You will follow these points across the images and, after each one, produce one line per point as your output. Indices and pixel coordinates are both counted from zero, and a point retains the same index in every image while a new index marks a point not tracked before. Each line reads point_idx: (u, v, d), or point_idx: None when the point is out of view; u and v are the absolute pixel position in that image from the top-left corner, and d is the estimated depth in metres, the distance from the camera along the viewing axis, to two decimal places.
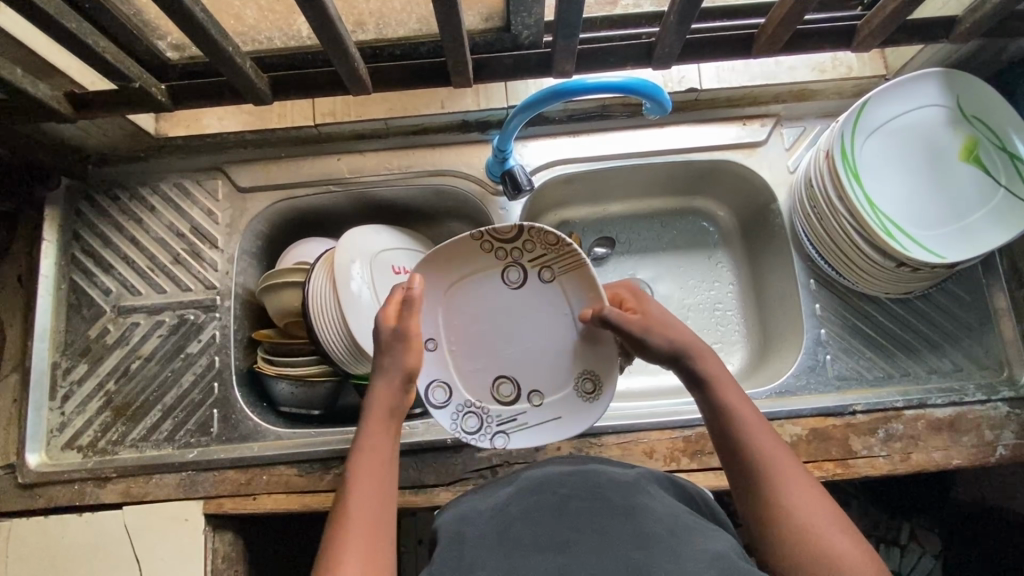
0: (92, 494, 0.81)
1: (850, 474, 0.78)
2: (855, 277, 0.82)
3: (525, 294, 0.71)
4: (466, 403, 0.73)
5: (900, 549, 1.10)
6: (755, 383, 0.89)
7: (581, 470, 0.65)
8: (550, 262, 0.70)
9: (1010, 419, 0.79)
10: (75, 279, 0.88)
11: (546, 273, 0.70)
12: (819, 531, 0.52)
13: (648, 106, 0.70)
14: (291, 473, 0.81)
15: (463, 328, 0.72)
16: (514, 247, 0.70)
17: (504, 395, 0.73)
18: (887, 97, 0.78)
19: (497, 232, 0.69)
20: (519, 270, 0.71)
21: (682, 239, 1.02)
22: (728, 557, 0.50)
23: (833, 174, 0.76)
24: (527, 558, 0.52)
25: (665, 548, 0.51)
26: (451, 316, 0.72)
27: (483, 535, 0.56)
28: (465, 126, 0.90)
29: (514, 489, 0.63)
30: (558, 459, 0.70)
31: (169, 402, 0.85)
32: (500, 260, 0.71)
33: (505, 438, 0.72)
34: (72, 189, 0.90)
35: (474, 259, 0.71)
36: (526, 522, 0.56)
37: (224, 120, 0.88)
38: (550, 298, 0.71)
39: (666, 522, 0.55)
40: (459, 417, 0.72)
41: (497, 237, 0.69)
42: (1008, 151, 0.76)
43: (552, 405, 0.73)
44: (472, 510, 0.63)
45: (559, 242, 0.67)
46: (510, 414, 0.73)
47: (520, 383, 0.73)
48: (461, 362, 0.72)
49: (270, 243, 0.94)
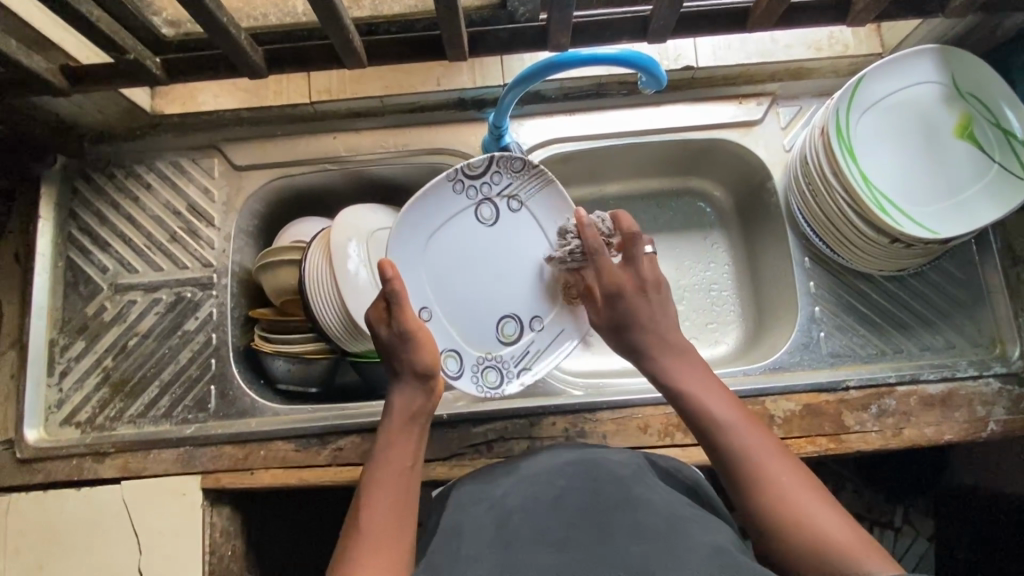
0: (89, 470, 0.82)
1: (843, 449, 0.78)
2: (850, 255, 0.82)
3: (500, 223, 0.80)
4: (480, 360, 0.80)
5: (895, 533, 1.14)
6: (751, 359, 0.89)
7: (580, 458, 0.65)
8: (514, 190, 0.80)
9: (1001, 395, 0.80)
10: (71, 257, 0.88)
11: (513, 202, 0.80)
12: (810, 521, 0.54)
13: (643, 80, 0.70)
14: (288, 448, 0.82)
15: (450, 277, 0.79)
16: (481, 183, 0.79)
17: (508, 334, 0.81)
18: (882, 73, 0.78)
19: (466, 171, 0.77)
20: (491, 206, 0.79)
21: (679, 220, 1.02)
22: (727, 553, 0.50)
23: (827, 150, 0.76)
24: (525, 549, 0.53)
25: (665, 542, 0.51)
26: (441, 273, 0.79)
27: (481, 527, 0.57)
28: (462, 105, 0.90)
29: (513, 480, 0.64)
30: (555, 447, 0.70)
31: (167, 378, 0.85)
32: (471, 198, 0.79)
33: (529, 370, 0.81)
34: (68, 167, 0.90)
35: (447, 203, 0.77)
36: (525, 515, 0.57)
37: (220, 97, 0.88)
38: (522, 224, 0.81)
39: (664, 515, 0.55)
40: (478, 376, 0.80)
41: (468, 175, 0.77)
42: (1003, 128, 0.77)
43: (551, 325, 0.82)
44: (470, 499, 0.63)
45: (522, 166, 0.79)
46: (521, 351, 0.81)
47: (521, 318, 0.81)
48: (460, 318, 0.79)
49: (267, 222, 0.95)
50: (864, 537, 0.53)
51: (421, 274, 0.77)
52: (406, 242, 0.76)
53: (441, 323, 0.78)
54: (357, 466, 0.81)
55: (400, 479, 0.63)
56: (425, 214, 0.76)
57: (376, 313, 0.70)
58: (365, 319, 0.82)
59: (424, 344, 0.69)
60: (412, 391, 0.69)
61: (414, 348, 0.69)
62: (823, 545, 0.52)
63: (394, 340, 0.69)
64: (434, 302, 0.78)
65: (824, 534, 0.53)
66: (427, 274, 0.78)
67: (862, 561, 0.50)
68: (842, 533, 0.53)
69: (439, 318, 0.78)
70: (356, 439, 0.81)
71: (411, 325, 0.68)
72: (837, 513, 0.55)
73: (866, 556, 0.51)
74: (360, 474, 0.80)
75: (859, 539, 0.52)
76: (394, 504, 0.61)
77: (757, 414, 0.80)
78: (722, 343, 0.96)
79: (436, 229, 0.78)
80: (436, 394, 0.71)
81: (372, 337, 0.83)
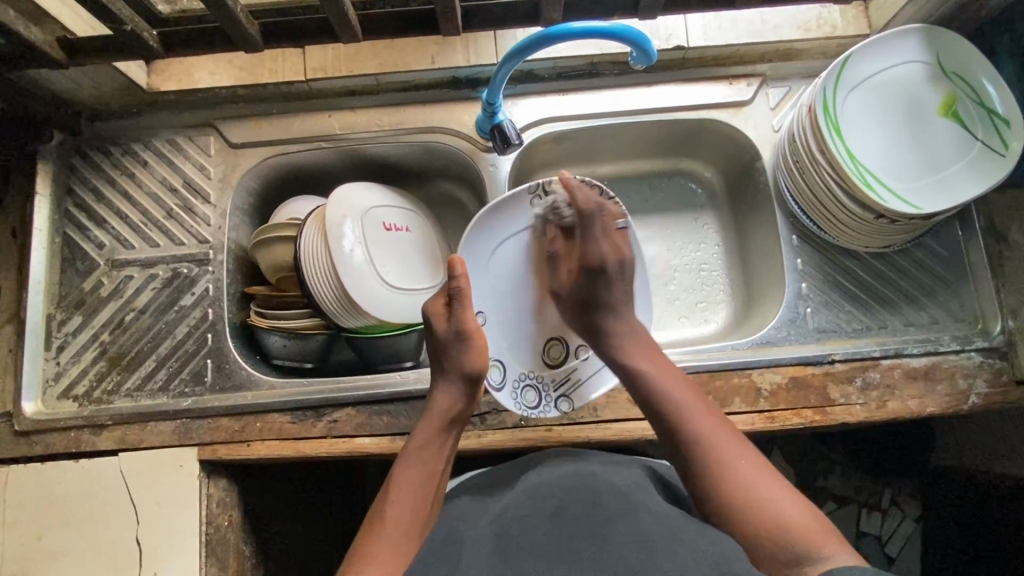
0: (88, 442, 0.83)
1: (828, 421, 0.80)
2: (837, 231, 0.84)
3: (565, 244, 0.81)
4: (522, 378, 0.82)
5: (882, 513, 1.15)
6: (743, 334, 0.91)
7: (577, 471, 0.67)
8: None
9: (982, 368, 0.82)
10: (68, 233, 0.89)
11: None
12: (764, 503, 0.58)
13: (635, 55, 0.72)
14: (284, 420, 0.83)
15: (508, 291, 0.81)
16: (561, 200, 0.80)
17: (554, 357, 0.83)
18: (868, 53, 0.80)
19: (547, 185, 0.78)
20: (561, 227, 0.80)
21: (671, 201, 1.03)
22: (726, 562, 0.51)
23: (815, 128, 0.78)
24: (523, 560, 0.54)
25: (664, 548, 0.53)
26: (500, 281, 0.81)
27: (479, 539, 0.58)
28: (455, 83, 0.91)
29: (511, 496, 0.66)
30: (552, 459, 0.72)
31: (164, 352, 0.86)
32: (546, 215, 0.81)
33: (567, 400, 0.81)
34: (65, 144, 0.91)
35: (518, 216, 0.80)
36: (522, 527, 0.58)
37: (216, 75, 0.89)
38: None
39: (661, 521, 0.57)
40: (519, 394, 0.81)
41: (548, 189, 0.79)
42: (986, 106, 0.79)
43: (599, 356, 0.82)
44: (471, 515, 0.65)
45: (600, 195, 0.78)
46: (563, 376, 0.82)
47: (568, 343, 0.83)
48: (511, 333, 0.82)
49: (262, 200, 0.96)
50: (817, 518, 0.57)
51: (483, 282, 0.80)
52: (476, 247, 0.79)
53: (492, 331, 0.81)
54: (351, 438, 0.82)
55: (425, 480, 0.66)
56: (496, 223, 0.79)
57: (437, 305, 0.75)
58: (360, 294, 0.84)
59: (477, 348, 0.72)
60: (452, 393, 0.72)
61: (469, 352, 0.72)
62: (779, 527, 0.56)
63: (447, 340, 0.72)
64: (490, 311, 0.81)
65: (780, 517, 0.57)
66: (488, 283, 0.80)
67: (816, 543, 0.55)
68: (797, 516, 0.57)
69: (493, 328, 0.81)
70: (350, 411, 0.83)
71: (467, 324, 0.72)
72: (787, 496, 0.59)
73: (819, 538, 0.55)
74: (354, 445, 0.82)
75: (811, 518, 0.57)
76: (414, 507, 0.64)
77: (744, 387, 0.81)
78: (712, 322, 0.98)
79: (505, 238, 0.80)
80: (476, 399, 0.74)
81: (366, 312, 0.84)
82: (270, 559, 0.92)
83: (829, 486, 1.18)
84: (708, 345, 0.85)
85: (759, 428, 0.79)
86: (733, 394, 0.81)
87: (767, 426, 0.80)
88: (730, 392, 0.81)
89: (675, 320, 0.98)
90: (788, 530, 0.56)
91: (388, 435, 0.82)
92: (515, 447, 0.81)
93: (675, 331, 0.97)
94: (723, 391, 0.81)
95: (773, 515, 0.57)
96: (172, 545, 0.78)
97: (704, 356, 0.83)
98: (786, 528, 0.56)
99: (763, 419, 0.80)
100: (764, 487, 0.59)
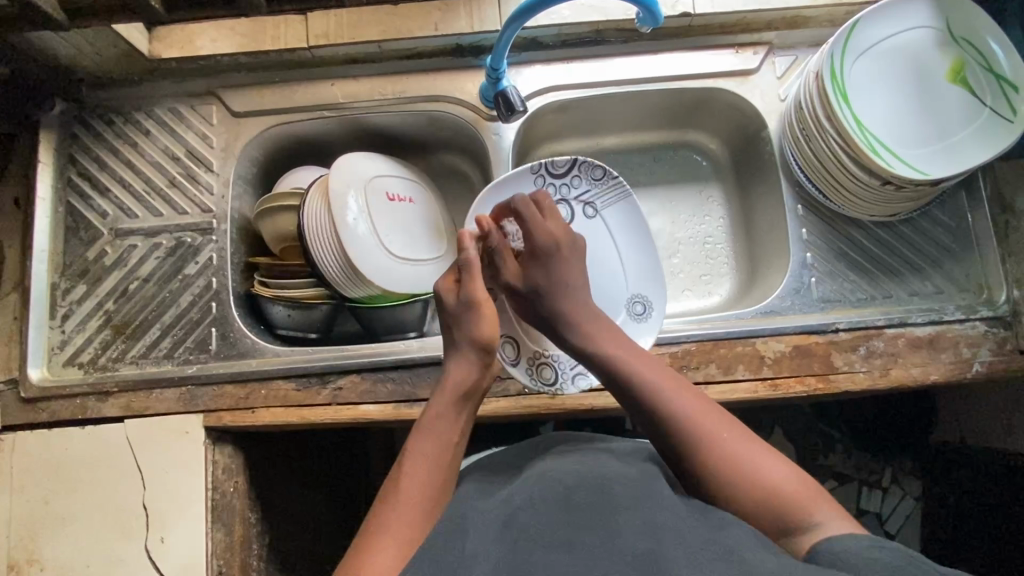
0: (93, 409, 0.83)
1: (832, 389, 0.80)
2: (844, 200, 0.83)
3: (569, 224, 0.86)
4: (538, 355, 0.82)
5: (882, 491, 1.17)
6: (744, 305, 0.92)
7: (582, 457, 0.65)
8: (593, 198, 0.86)
9: (987, 337, 0.82)
10: (72, 203, 0.89)
11: (588, 208, 0.86)
12: (757, 471, 0.57)
13: (641, 16, 0.71)
14: (289, 388, 0.83)
15: None
16: (562, 183, 0.85)
17: None
18: (875, 19, 0.80)
19: (550, 167, 0.83)
20: (566, 207, 0.86)
21: (675, 173, 1.03)
22: (737, 552, 0.49)
23: (822, 94, 0.77)
24: (530, 547, 0.51)
25: (674, 538, 0.50)
26: None
27: (485, 522, 0.55)
28: (459, 51, 0.90)
29: (518, 480, 0.63)
30: (557, 444, 0.70)
31: (169, 320, 0.87)
32: (550, 196, 0.85)
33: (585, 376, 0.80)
34: (67, 113, 0.91)
35: (513, 195, 0.84)
36: (530, 512, 0.55)
37: (218, 42, 0.88)
38: (596, 231, 0.86)
39: (670, 510, 0.54)
40: (535, 371, 0.81)
41: (550, 171, 0.84)
42: (995, 72, 0.78)
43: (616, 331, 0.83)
44: (481, 490, 0.64)
45: (603, 175, 0.85)
46: None
47: None
48: None
49: (266, 170, 0.96)
50: (806, 481, 0.57)
51: None
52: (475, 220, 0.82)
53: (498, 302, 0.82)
54: (356, 405, 0.82)
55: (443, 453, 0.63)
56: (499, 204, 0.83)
57: (447, 282, 0.74)
58: (366, 264, 0.84)
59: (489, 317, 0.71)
60: (468, 366, 0.69)
61: (479, 321, 0.71)
62: (779, 494, 0.55)
63: (457, 312, 0.72)
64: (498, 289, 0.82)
65: (764, 479, 0.56)
66: None
67: (810, 508, 0.54)
68: (782, 478, 0.56)
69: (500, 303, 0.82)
70: (356, 379, 0.83)
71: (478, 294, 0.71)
72: (776, 459, 0.58)
73: (810, 500, 0.55)
74: (360, 413, 0.82)
75: (807, 486, 0.56)
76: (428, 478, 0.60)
77: (748, 355, 0.81)
78: (715, 294, 0.98)
79: None
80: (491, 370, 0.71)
81: (371, 283, 0.84)
82: (277, 529, 0.93)
83: (830, 464, 1.18)
84: (712, 315, 0.85)
85: (761, 395, 0.80)
86: (737, 362, 0.81)
87: (771, 393, 0.80)
88: (733, 360, 0.81)
89: (677, 293, 0.98)
90: (789, 499, 0.55)
91: (393, 402, 0.82)
92: (520, 414, 0.81)
93: (678, 303, 0.98)
94: (727, 359, 0.81)
95: (773, 482, 0.56)
96: (177, 511, 0.79)
97: (708, 324, 0.83)
98: (787, 497, 0.55)
99: (766, 385, 0.80)
100: (761, 459, 0.58)
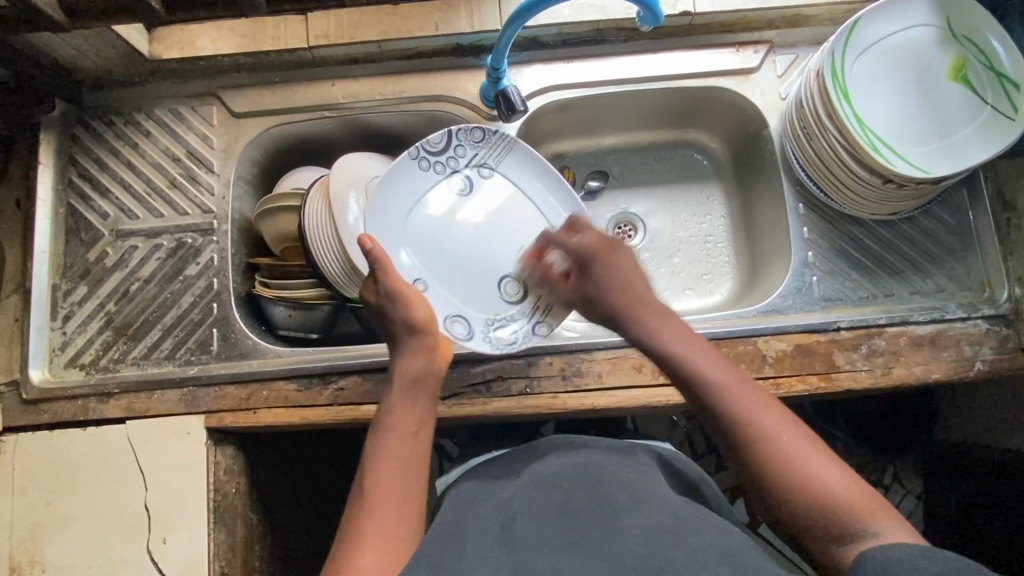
0: (95, 410, 0.83)
1: (834, 387, 0.80)
2: (845, 199, 0.83)
3: (477, 189, 0.86)
4: (489, 322, 0.83)
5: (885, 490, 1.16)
6: (745, 304, 0.92)
7: (583, 460, 0.65)
8: (483, 159, 0.86)
9: (989, 336, 0.82)
10: (72, 204, 0.89)
11: (482, 171, 0.86)
12: (817, 478, 0.55)
13: (641, 15, 0.71)
14: (290, 388, 0.83)
15: (445, 265, 0.83)
16: (447, 157, 0.84)
17: (512, 293, 0.84)
18: (875, 18, 0.80)
19: (426, 147, 0.82)
20: (462, 177, 0.85)
21: (676, 172, 1.03)
22: (736, 555, 0.49)
23: (823, 92, 0.77)
24: (529, 551, 0.51)
25: (674, 540, 0.50)
26: (428, 246, 0.83)
27: (485, 529, 0.55)
28: (460, 51, 0.90)
29: (520, 483, 0.63)
30: (557, 444, 0.70)
31: (170, 321, 0.87)
32: (441, 173, 0.84)
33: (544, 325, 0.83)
34: (67, 114, 0.91)
35: (404, 180, 0.81)
36: (530, 517, 0.56)
37: (218, 42, 0.88)
38: (498, 191, 0.86)
39: (669, 512, 0.54)
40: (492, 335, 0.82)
41: (428, 151, 0.82)
42: (996, 70, 0.78)
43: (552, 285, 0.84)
44: (484, 491, 0.64)
45: (483, 135, 0.84)
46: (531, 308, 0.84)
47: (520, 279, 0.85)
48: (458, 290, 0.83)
49: (267, 171, 0.96)
50: (868, 493, 0.54)
51: (408, 253, 0.81)
52: (385, 219, 0.80)
53: (438, 294, 0.81)
54: (358, 405, 0.82)
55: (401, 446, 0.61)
56: (402, 192, 0.82)
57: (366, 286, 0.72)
58: (367, 264, 0.83)
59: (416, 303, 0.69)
60: (410, 358, 0.68)
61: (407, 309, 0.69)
62: (838, 506, 0.53)
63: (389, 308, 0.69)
64: (426, 276, 0.81)
65: (827, 491, 0.54)
66: (413, 252, 0.81)
67: (870, 520, 0.52)
68: (844, 488, 0.54)
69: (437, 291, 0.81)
70: (357, 379, 0.83)
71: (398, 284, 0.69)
72: (839, 468, 0.56)
73: (873, 515, 0.53)
74: (361, 413, 0.82)
75: (869, 498, 0.54)
76: (397, 475, 0.59)
77: (750, 354, 0.81)
78: (716, 293, 0.98)
79: (413, 204, 0.82)
80: (438, 351, 0.69)
81: None
82: (279, 530, 0.92)
83: None
84: (713, 314, 0.85)
85: None
86: (739, 361, 0.81)
87: (773, 392, 0.80)
88: (736, 359, 0.81)
89: (678, 293, 0.98)
90: (849, 511, 0.53)
91: None
92: (521, 413, 0.81)
93: (680, 303, 0.98)
94: (729, 358, 0.81)
95: (834, 493, 0.54)
96: (179, 512, 0.79)
97: (709, 323, 0.83)
98: (847, 509, 0.53)
99: (769, 384, 0.80)
100: (825, 468, 0.55)
